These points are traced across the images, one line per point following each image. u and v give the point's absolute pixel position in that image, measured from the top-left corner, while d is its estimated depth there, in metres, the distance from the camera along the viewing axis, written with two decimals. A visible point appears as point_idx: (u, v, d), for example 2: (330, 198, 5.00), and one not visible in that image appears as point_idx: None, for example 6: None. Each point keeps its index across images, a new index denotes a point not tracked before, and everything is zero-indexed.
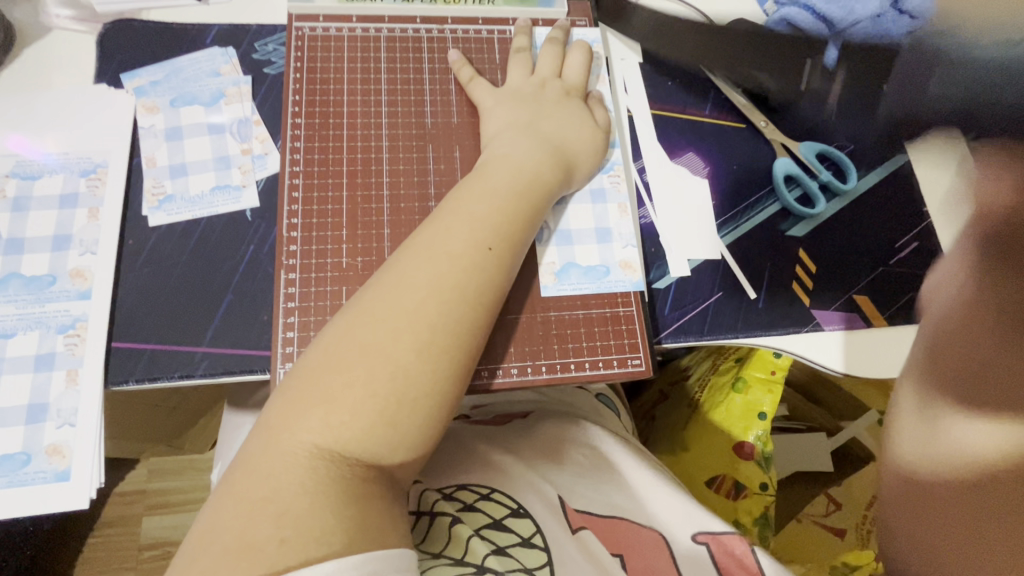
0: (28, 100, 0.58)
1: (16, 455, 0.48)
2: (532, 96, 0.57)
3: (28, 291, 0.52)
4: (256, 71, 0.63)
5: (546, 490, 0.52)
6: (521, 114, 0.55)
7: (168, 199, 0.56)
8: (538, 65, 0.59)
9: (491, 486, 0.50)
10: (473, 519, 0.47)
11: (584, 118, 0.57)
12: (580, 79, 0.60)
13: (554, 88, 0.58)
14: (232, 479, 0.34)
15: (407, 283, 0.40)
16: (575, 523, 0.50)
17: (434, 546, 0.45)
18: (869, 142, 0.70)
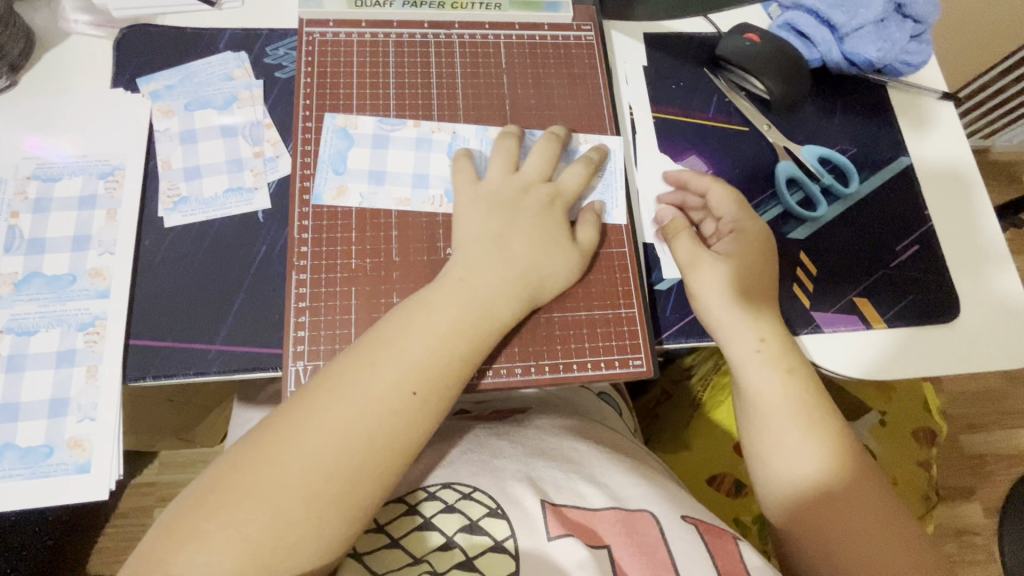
0: (48, 103, 0.60)
1: (39, 447, 0.50)
2: (510, 202, 0.52)
3: (50, 290, 0.54)
4: (268, 75, 0.64)
5: (526, 495, 0.51)
6: (491, 222, 0.50)
7: (182, 201, 0.58)
8: (527, 164, 0.55)
9: (472, 486, 0.52)
10: (449, 521, 0.50)
11: (560, 240, 0.52)
12: (572, 186, 0.55)
13: (539, 194, 0.53)
14: None
15: None
16: (555, 530, 0.49)
17: (410, 550, 0.48)
18: (872, 146, 0.70)
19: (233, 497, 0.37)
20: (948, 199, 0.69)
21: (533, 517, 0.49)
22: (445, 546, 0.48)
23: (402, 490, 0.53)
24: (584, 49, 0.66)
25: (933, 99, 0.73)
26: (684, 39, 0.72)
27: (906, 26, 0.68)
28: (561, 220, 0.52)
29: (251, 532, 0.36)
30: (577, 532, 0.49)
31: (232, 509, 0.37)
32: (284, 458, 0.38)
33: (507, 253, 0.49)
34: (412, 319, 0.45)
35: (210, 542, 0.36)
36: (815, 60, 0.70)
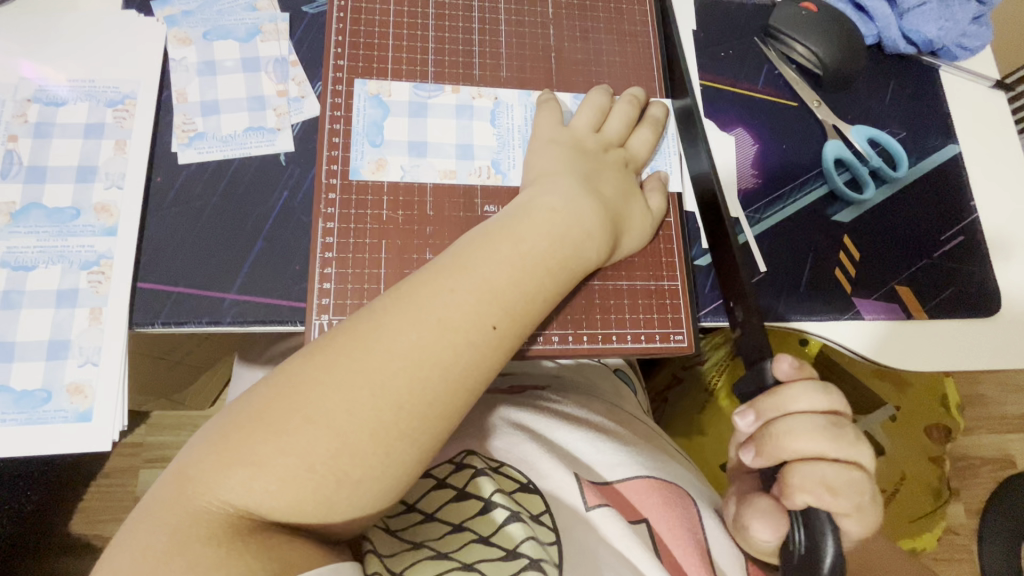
0: (51, 21, 0.55)
1: (36, 392, 0.46)
2: (590, 154, 0.49)
3: (51, 223, 0.49)
4: (294, 8, 0.59)
5: (558, 469, 0.49)
6: (572, 167, 0.47)
7: (198, 136, 0.54)
8: (602, 123, 0.51)
9: (500, 460, 0.49)
10: (483, 486, 0.46)
11: (637, 200, 0.50)
12: (644, 153, 0.53)
13: (616, 155, 0.50)
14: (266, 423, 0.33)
15: (484, 257, 0.39)
16: (592, 500, 0.48)
17: (448, 518, 0.45)
18: (921, 131, 0.67)
19: (290, 426, 0.33)
20: (994, 192, 0.67)
21: (571, 489, 0.48)
22: (484, 510, 0.44)
23: (430, 466, 0.49)
24: (635, 5, 0.62)
25: (985, 87, 0.70)
26: (735, 5, 0.68)
27: (970, 7, 0.66)
28: (628, 177, 0.50)
29: (317, 462, 0.33)
30: (615, 505, 0.49)
31: (282, 441, 0.33)
32: (342, 388, 0.34)
33: (586, 190, 0.45)
34: (489, 250, 0.40)
35: (267, 468, 0.32)
36: (871, 36, 0.67)
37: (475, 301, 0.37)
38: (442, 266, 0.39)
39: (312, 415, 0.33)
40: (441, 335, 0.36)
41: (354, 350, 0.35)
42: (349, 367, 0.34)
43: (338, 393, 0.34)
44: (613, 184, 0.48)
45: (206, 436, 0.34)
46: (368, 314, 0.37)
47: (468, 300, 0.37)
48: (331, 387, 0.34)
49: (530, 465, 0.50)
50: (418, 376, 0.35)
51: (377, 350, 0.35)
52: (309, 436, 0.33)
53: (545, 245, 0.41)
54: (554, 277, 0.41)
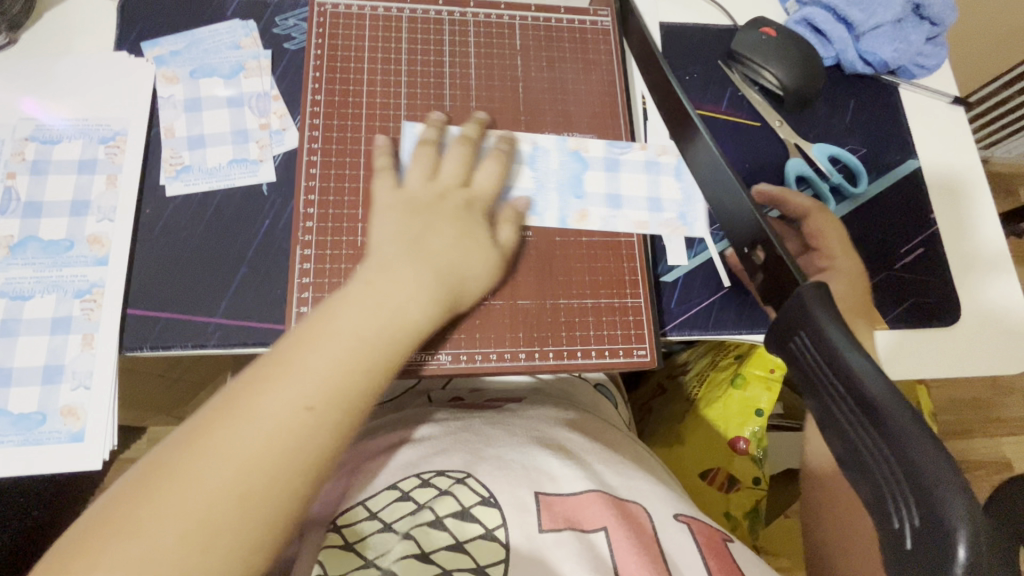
0: (48, 64, 0.59)
1: (31, 414, 0.48)
2: (425, 205, 0.49)
3: (46, 255, 0.52)
4: (276, 45, 0.63)
5: (519, 483, 0.47)
6: (452, 225, 0.48)
7: (185, 169, 0.57)
8: (443, 166, 0.52)
9: (465, 471, 0.48)
10: (441, 504, 0.46)
11: (481, 239, 0.49)
12: (489, 189, 0.53)
13: (455, 199, 0.50)
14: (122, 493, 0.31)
15: (326, 328, 0.38)
16: (547, 522, 0.45)
17: (400, 530, 0.44)
18: (881, 147, 0.70)
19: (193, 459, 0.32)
20: (955, 205, 0.69)
21: (527, 504, 0.46)
22: (434, 527, 0.44)
23: (398, 478, 0.49)
24: (599, 34, 0.65)
25: (945, 103, 0.73)
26: (700, 30, 0.72)
27: (924, 28, 0.70)
28: (472, 216, 0.50)
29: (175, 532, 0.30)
30: (571, 519, 0.45)
31: (172, 480, 0.31)
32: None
33: (419, 247, 0.46)
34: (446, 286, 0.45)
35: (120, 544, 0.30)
36: (829, 58, 0.70)
37: (320, 381, 0.36)
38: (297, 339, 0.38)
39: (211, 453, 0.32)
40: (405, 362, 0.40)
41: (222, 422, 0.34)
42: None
43: (244, 440, 0.33)
44: (454, 234, 0.48)
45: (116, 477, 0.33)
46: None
47: (317, 380, 0.35)
48: (244, 420, 0.33)
49: (492, 477, 0.48)
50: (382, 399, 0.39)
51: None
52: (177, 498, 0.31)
53: (399, 312, 0.41)
54: (404, 339, 0.41)
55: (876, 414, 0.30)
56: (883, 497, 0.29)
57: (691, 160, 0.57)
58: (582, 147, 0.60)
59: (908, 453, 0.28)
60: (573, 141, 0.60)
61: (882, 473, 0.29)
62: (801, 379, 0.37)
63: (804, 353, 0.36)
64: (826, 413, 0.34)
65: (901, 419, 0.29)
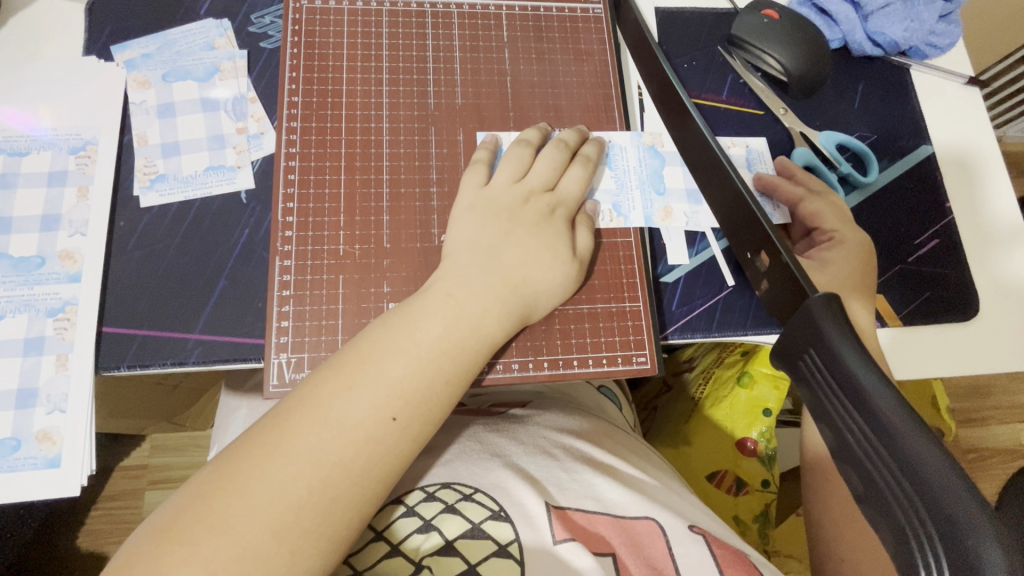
0: (15, 72, 0.56)
1: (5, 440, 0.47)
2: (509, 211, 0.48)
3: (17, 272, 0.50)
4: (252, 45, 0.60)
5: (529, 497, 0.46)
6: (496, 230, 0.47)
7: (159, 178, 0.54)
8: (532, 169, 0.51)
9: (473, 486, 0.47)
10: (450, 524, 0.45)
11: (560, 249, 0.48)
12: (574, 192, 0.51)
13: (539, 204, 0.49)
14: (146, 538, 0.32)
15: (387, 347, 0.39)
16: (561, 533, 0.44)
17: (409, 555, 0.44)
18: (892, 133, 0.66)
19: (226, 510, 0.33)
20: (968, 189, 0.66)
21: (535, 516, 0.45)
22: (444, 551, 0.44)
23: (401, 493, 0.48)
24: (591, 23, 0.62)
25: (958, 84, 0.69)
26: (698, 14, 0.68)
27: (935, 6, 0.66)
28: (553, 225, 0.49)
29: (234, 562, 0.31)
30: (581, 536, 0.45)
31: (209, 526, 0.32)
32: (289, 437, 0.35)
33: (490, 263, 0.45)
34: (430, 300, 0.43)
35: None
36: (836, 40, 0.67)
37: (362, 392, 0.37)
38: (350, 360, 0.39)
39: (234, 513, 0.33)
40: (386, 381, 0.38)
41: (261, 448, 0.35)
42: (296, 420, 0.36)
43: (284, 466, 0.34)
44: (530, 247, 0.47)
45: (159, 517, 0.33)
46: (317, 379, 0.38)
47: (353, 390, 0.37)
48: (256, 470, 0.34)
49: (501, 489, 0.47)
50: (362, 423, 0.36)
51: (326, 403, 0.37)
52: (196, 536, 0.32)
53: (443, 331, 0.41)
54: (451, 353, 0.41)
55: (902, 449, 0.27)
56: (906, 542, 0.26)
57: (690, 155, 0.54)
58: (609, 141, 0.58)
59: (940, 496, 0.25)
60: (595, 135, 0.57)
61: (905, 515, 0.27)
62: (810, 399, 0.34)
63: (816, 372, 0.34)
64: (841, 443, 0.31)
65: (931, 457, 0.26)
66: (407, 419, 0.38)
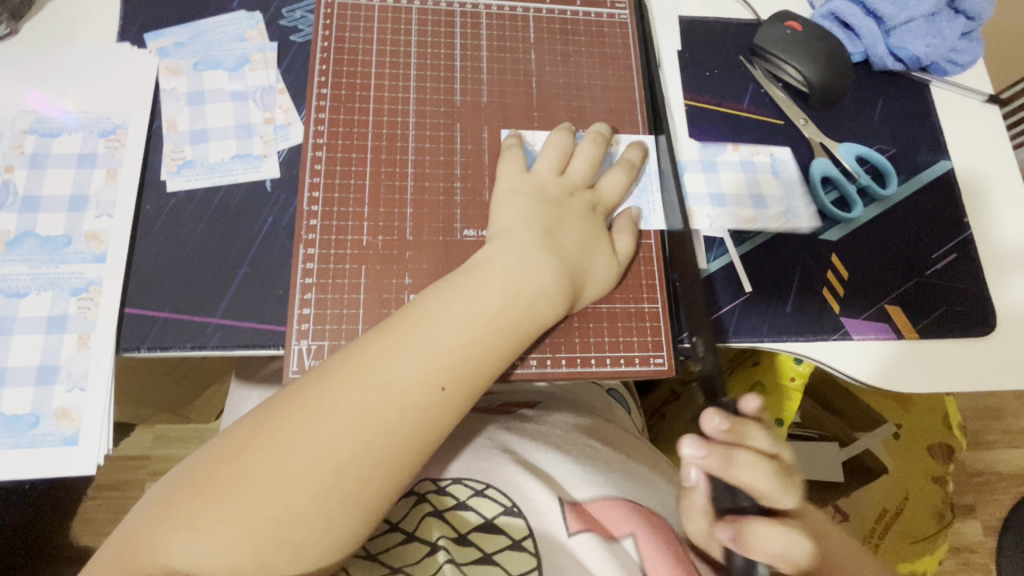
0: (50, 55, 0.57)
1: (24, 417, 0.47)
2: (554, 201, 0.49)
3: (43, 251, 0.51)
4: (282, 38, 0.61)
5: (541, 493, 0.47)
6: (535, 217, 0.47)
7: (186, 164, 0.55)
8: (572, 163, 0.52)
9: (485, 482, 0.48)
10: (462, 518, 0.46)
11: (603, 244, 0.50)
12: (614, 195, 0.53)
13: (582, 199, 0.50)
14: (188, 492, 0.34)
15: (428, 327, 0.39)
16: (574, 525, 0.45)
17: (425, 539, 0.45)
18: (911, 147, 0.67)
19: (261, 467, 0.34)
20: (986, 206, 0.66)
21: (547, 513, 0.46)
22: (460, 540, 0.45)
23: (412, 482, 0.48)
24: (617, 28, 0.63)
25: (978, 102, 0.69)
26: (721, 24, 0.69)
27: (958, 23, 0.67)
28: (595, 221, 0.50)
29: (259, 529, 0.33)
30: (595, 527, 0.46)
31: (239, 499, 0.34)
32: (326, 402, 0.36)
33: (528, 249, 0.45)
34: (480, 276, 0.43)
35: (200, 533, 0.33)
36: (857, 54, 0.67)
37: (414, 364, 0.38)
38: (394, 332, 0.39)
39: (270, 474, 0.34)
40: (414, 362, 0.38)
41: (296, 413, 0.36)
42: (342, 382, 0.37)
43: (320, 431, 0.35)
44: (562, 237, 0.47)
45: (181, 492, 0.34)
46: (349, 351, 0.39)
47: (401, 359, 0.38)
48: (277, 453, 0.34)
49: (511, 486, 0.47)
50: (387, 409, 0.36)
51: (365, 369, 0.37)
52: (235, 497, 0.33)
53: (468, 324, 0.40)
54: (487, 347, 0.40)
55: None
56: None
57: None
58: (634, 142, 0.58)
59: None
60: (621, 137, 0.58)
61: None
62: None
63: None
64: None
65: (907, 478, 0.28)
66: (457, 389, 0.38)
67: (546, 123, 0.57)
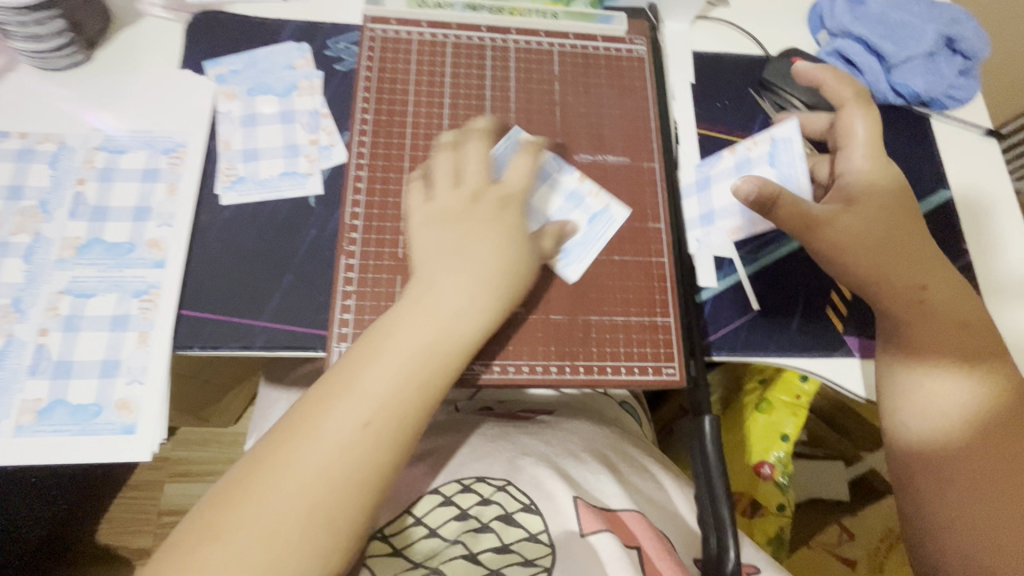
0: (119, 80, 0.63)
1: (89, 406, 0.52)
2: (461, 211, 0.50)
3: (110, 256, 0.56)
4: (327, 66, 0.66)
5: (559, 490, 0.50)
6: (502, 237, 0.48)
7: (239, 180, 0.60)
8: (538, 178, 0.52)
9: (505, 479, 0.50)
10: (485, 514, 0.48)
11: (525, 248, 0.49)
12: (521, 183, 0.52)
13: (487, 200, 0.50)
14: (211, 510, 0.37)
15: (412, 343, 0.43)
16: (589, 526, 0.48)
17: (446, 534, 0.48)
18: (913, 176, 0.70)
19: (276, 477, 0.38)
20: (986, 234, 0.69)
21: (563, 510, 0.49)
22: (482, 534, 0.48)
23: (438, 482, 0.51)
24: (635, 62, 0.67)
25: (977, 135, 0.73)
26: (732, 59, 0.73)
27: (955, 61, 0.71)
28: (505, 218, 0.50)
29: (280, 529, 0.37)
30: (610, 528, 0.48)
31: (254, 507, 0.37)
32: (321, 410, 0.40)
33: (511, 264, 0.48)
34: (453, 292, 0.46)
35: (222, 545, 0.36)
36: (861, 88, 0.72)
37: (395, 370, 0.42)
38: (377, 346, 0.43)
39: (284, 480, 0.38)
40: None
41: (300, 427, 0.40)
42: (332, 394, 0.41)
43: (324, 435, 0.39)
44: None
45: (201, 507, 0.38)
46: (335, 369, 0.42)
47: (389, 368, 0.42)
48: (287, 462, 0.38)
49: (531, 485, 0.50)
50: (380, 407, 0.40)
51: (354, 381, 0.41)
52: (257, 505, 0.37)
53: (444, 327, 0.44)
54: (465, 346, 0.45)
55: None
56: None
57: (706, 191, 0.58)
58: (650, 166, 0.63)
59: None
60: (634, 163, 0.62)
61: None
62: None
63: None
64: None
65: None
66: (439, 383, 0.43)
67: (568, 149, 0.62)
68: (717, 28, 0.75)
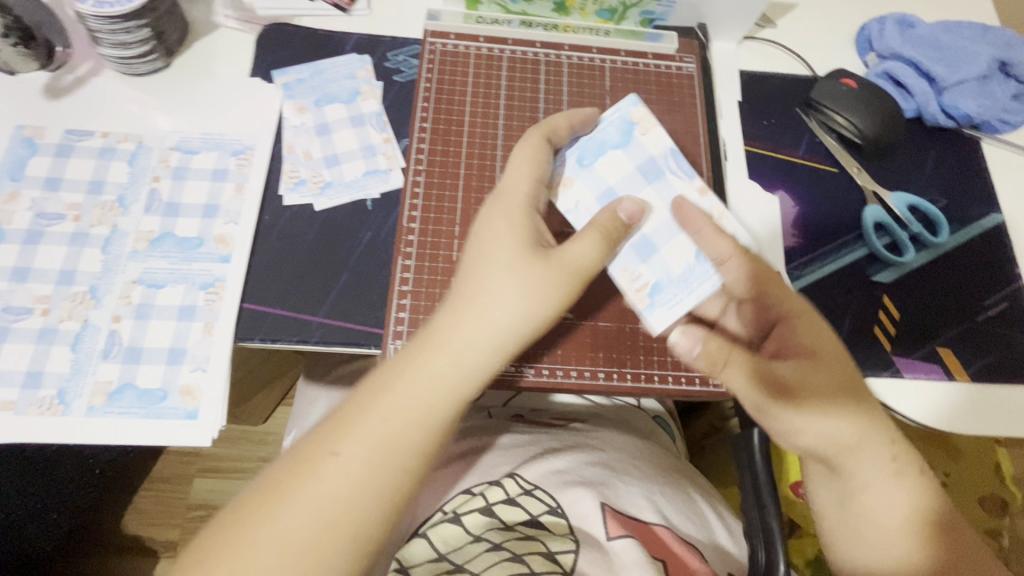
0: (193, 85, 0.67)
1: (155, 391, 0.54)
2: None
3: (180, 250, 0.59)
4: (387, 77, 0.69)
5: (588, 496, 0.50)
6: None
7: (301, 182, 0.63)
8: None
9: (534, 483, 0.51)
10: (509, 513, 0.49)
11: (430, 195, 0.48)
12: None
13: None
14: (230, 531, 0.38)
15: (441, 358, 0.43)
16: (614, 530, 0.48)
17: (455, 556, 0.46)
18: (963, 198, 0.70)
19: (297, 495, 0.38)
20: None
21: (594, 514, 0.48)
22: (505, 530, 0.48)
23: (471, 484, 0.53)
24: (684, 79, 0.69)
25: None
26: (780, 78, 0.74)
27: (1009, 85, 0.71)
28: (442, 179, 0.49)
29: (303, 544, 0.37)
30: (636, 536, 0.48)
31: (264, 529, 0.37)
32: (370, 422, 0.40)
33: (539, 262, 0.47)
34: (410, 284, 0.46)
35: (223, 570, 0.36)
36: (910, 110, 0.72)
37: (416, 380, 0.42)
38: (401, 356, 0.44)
39: (320, 497, 0.38)
40: None
41: (335, 446, 0.40)
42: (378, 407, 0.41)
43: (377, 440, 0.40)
44: None
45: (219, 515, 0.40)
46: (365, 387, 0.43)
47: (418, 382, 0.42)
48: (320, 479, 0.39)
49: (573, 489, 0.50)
50: (418, 413, 0.41)
51: (380, 393, 0.42)
52: (273, 523, 0.37)
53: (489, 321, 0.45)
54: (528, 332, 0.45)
55: None
56: None
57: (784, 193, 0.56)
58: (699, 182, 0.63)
59: None
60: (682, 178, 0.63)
61: None
62: None
63: None
64: None
65: None
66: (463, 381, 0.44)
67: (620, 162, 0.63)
68: (765, 49, 0.76)
